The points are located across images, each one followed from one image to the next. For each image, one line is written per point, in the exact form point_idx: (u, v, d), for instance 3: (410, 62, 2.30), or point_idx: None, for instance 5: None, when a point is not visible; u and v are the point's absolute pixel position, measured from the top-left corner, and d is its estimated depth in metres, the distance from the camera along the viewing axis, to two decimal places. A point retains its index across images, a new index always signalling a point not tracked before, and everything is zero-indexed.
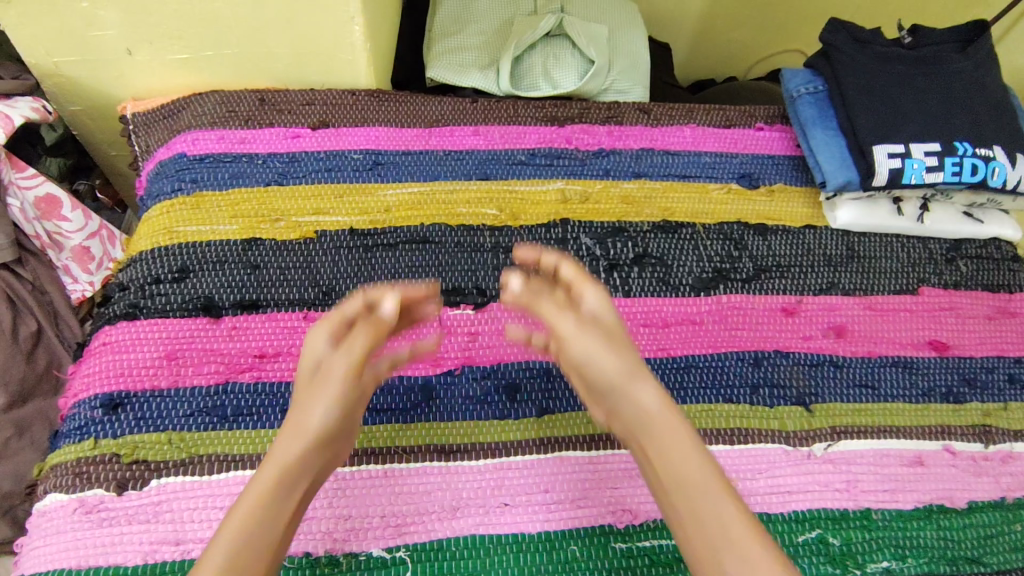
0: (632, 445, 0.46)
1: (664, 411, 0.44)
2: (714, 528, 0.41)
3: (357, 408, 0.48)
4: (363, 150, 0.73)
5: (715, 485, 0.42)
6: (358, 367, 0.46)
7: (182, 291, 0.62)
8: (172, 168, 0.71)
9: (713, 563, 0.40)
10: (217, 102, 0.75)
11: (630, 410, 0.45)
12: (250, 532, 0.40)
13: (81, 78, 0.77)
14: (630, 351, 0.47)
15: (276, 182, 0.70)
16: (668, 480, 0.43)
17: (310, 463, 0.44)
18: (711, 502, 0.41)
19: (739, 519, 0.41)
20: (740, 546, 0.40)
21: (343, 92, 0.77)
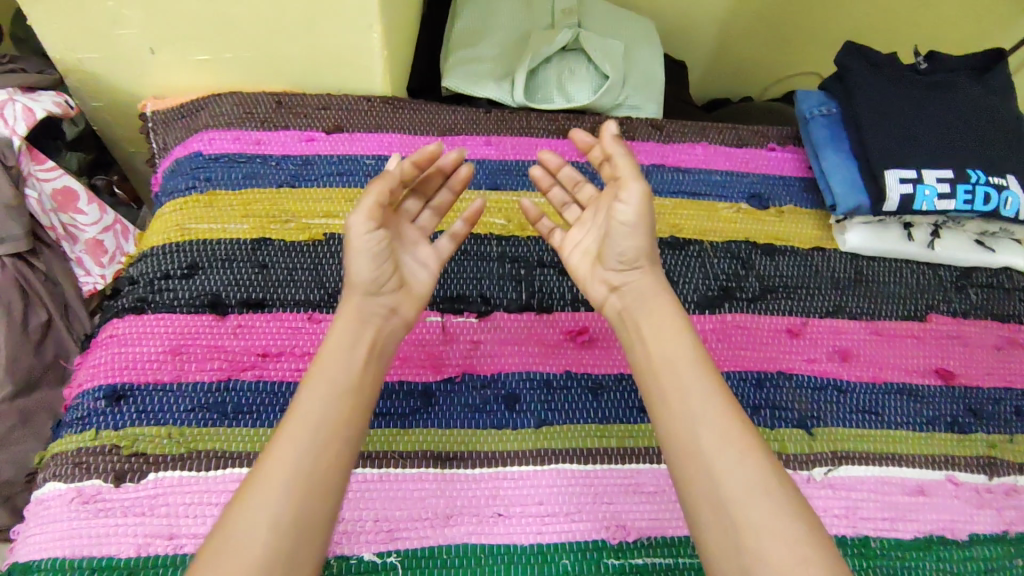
0: (625, 323, 0.57)
1: (654, 300, 0.56)
2: (690, 394, 0.51)
3: (420, 269, 0.59)
4: (376, 156, 0.74)
5: (698, 362, 0.52)
6: (373, 218, 0.54)
7: (190, 287, 0.63)
8: (187, 166, 0.72)
9: (692, 419, 0.50)
10: (234, 103, 0.76)
11: (636, 289, 0.57)
12: (319, 367, 0.51)
13: (104, 75, 0.78)
14: (645, 238, 0.57)
15: (288, 183, 0.71)
16: (657, 352, 0.54)
17: (374, 321, 0.55)
18: (693, 372, 0.52)
19: (715, 388, 0.51)
20: (713, 407, 0.50)
21: (358, 98, 0.78)
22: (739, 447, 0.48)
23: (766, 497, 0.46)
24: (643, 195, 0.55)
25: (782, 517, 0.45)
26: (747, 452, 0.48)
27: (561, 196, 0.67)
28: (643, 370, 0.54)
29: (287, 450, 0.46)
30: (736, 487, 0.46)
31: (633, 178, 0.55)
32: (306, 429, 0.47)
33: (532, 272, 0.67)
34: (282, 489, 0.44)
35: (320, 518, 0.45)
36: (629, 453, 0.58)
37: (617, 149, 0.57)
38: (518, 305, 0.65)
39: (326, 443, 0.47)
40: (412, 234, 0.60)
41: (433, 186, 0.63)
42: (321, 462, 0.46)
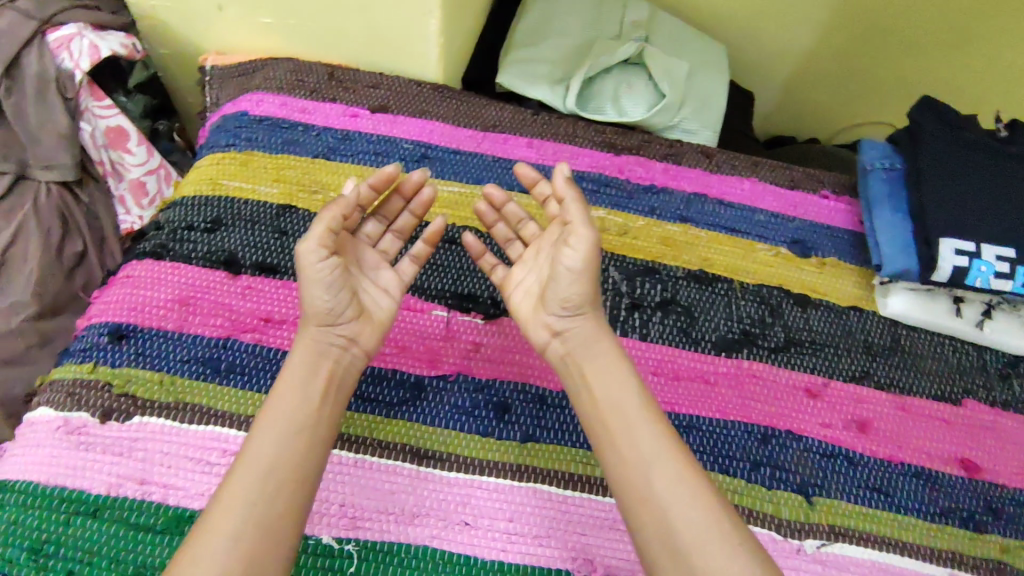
0: (568, 369, 0.56)
1: (602, 346, 0.55)
2: (643, 438, 0.50)
3: (382, 296, 0.58)
4: (415, 141, 0.74)
5: (648, 408, 0.52)
6: (327, 244, 0.53)
7: (210, 242, 0.63)
8: (232, 124, 0.73)
9: (643, 468, 0.49)
10: (289, 71, 0.78)
11: (579, 335, 0.56)
12: (272, 412, 0.50)
13: (173, 24, 0.81)
14: (591, 284, 0.56)
15: (324, 155, 0.71)
16: (605, 401, 0.53)
17: (331, 356, 0.54)
18: (642, 421, 0.51)
19: (664, 433, 0.51)
20: (663, 449, 0.50)
21: (409, 82, 0.78)
22: (693, 489, 0.48)
23: (724, 534, 0.46)
24: (592, 244, 0.54)
25: (737, 552, 0.45)
26: (700, 494, 0.48)
27: (504, 231, 0.65)
28: (594, 421, 0.53)
29: (238, 493, 0.46)
30: (692, 533, 0.46)
31: (584, 226, 0.54)
32: (257, 474, 0.47)
33: None
34: (235, 533, 0.44)
35: (277, 552, 0.45)
36: None
37: (568, 193, 0.56)
38: None
39: (280, 488, 0.47)
40: (372, 258, 0.60)
41: (395, 208, 0.63)
42: (275, 506, 0.46)
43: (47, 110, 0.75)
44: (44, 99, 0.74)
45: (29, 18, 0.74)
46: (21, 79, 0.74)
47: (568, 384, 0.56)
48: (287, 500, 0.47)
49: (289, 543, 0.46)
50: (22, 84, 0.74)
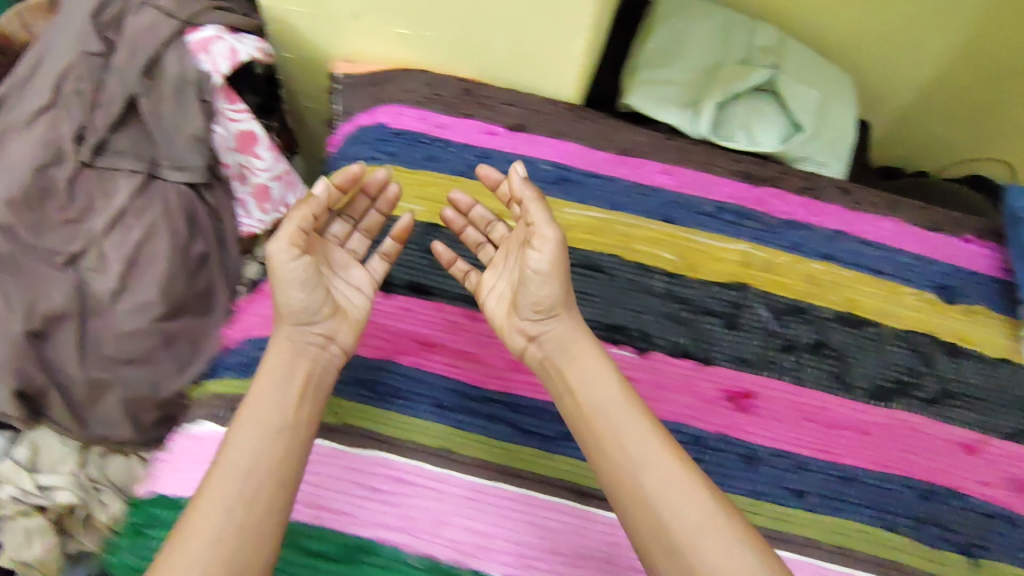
0: (548, 372, 0.53)
1: (586, 346, 0.53)
2: (630, 441, 0.47)
3: (355, 293, 0.57)
4: (554, 163, 0.72)
5: (635, 407, 0.49)
6: (296, 243, 0.51)
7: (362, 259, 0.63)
8: (372, 135, 0.73)
9: (634, 473, 0.46)
10: (424, 83, 0.76)
11: (556, 338, 0.53)
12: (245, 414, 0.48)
13: (305, 30, 0.80)
14: (561, 284, 0.53)
15: (466, 173, 0.70)
16: (587, 404, 0.50)
17: (308, 354, 0.53)
18: (624, 422, 0.48)
19: (652, 431, 0.48)
20: (652, 449, 0.47)
21: (544, 102, 0.76)
22: (683, 486, 0.45)
23: (727, 533, 0.43)
24: (557, 244, 0.51)
25: (740, 551, 0.42)
26: (693, 491, 0.45)
27: (475, 234, 0.63)
28: (579, 425, 0.50)
29: (217, 498, 0.44)
30: (683, 526, 0.43)
31: (548, 228, 0.51)
32: (229, 477, 0.45)
33: (696, 318, 0.65)
34: (211, 541, 0.42)
35: (260, 552, 0.43)
36: (778, 538, 0.55)
37: (525, 191, 0.52)
38: (679, 351, 0.62)
39: (259, 491, 0.45)
40: (342, 257, 0.58)
41: (361, 208, 0.62)
42: (254, 508, 0.44)
43: (183, 113, 0.74)
44: (182, 102, 0.74)
45: (169, 18, 0.73)
46: (161, 80, 0.73)
47: (553, 387, 0.53)
48: (258, 495, 0.45)
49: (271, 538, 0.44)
50: (161, 86, 0.74)
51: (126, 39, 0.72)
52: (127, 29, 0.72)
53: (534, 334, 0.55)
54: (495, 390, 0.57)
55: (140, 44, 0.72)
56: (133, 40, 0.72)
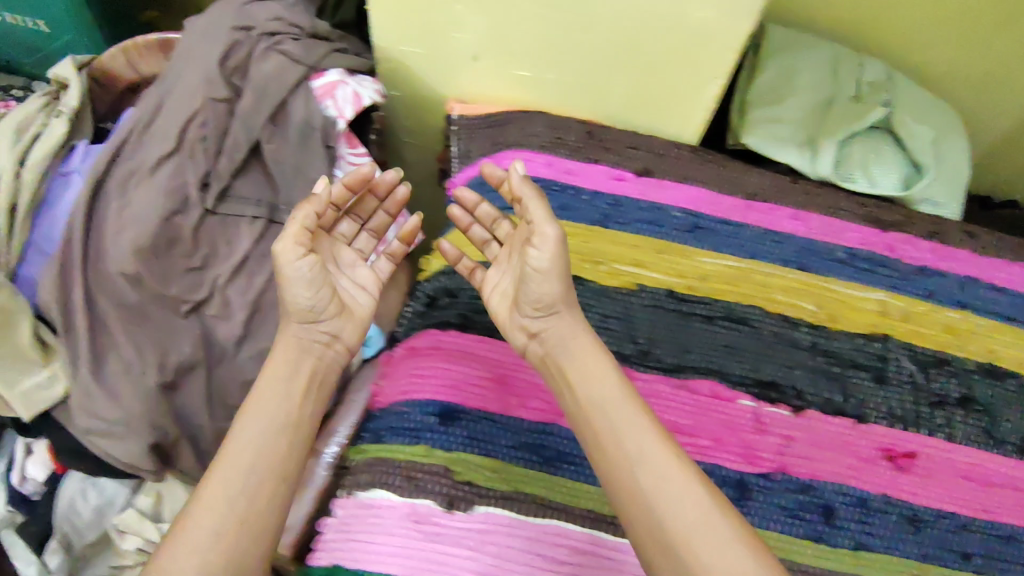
0: (550, 368, 0.56)
1: (586, 345, 0.55)
2: (630, 437, 0.49)
3: (359, 292, 0.66)
4: (684, 210, 0.72)
5: (636, 406, 0.51)
6: (302, 245, 0.58)
7: None
8: (500, 183, 0.72)
9: (631, 469, 0.47)
10: (547, 126, 0.75)
11: (556, 334, 0.56)
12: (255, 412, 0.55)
13: (419, 69, 0.80)
14: (562, 284, 0.56)
15: (600, 223, 0.70)
16: (588, 400, 0.52)
17: (313, 351, 0.61)
18: (632, 420, 0.50)
19: (653, 430, 0.50)
20: (653, 448, 0.48)
21: (668, 145, 0.76)
22: (679, 486, 0.46)
23: (717, 530, 0.44)
24: (557, 242, 0.54)
25: (728, 548, 0.43)
26: (691, 490, 0.46)
27: (481, 232, 0.67)
28: (580, 421, 0.52)
29: (222, 489, 0.50)
30: (681, 526, 0.45)
31: (547, 226, 0.54)
32: (239, 470, 0.51)
33: (846, 372, 0.64)
34: (214, 530, 0.48)
35: (262, 540, 0.49)
36: None
37: (527, 195, 0.55)
38: (833, 408, 0.62)
39: (263, 483, 0.51)
40: (349, 257, 0.67)
41: (370, 208, 0.71)
42: (257, 501, 0.50)
43: (305, 156, 0.73)
44: (306, 148, 0.73)
45: (296, 63, 0.72)
46: (287, 126, 0.73)
47: (553, 381, 0.56)
48: (261, 485, 0.51)
49: (270, 522, 0.50)
50: (287, 131, 0.73)
51: (253, 84, 0.71)
52: (253, 73, 0.71)
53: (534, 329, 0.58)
54: None
55: (267, 90, 0.71)
56: (261, 85, 0.71)
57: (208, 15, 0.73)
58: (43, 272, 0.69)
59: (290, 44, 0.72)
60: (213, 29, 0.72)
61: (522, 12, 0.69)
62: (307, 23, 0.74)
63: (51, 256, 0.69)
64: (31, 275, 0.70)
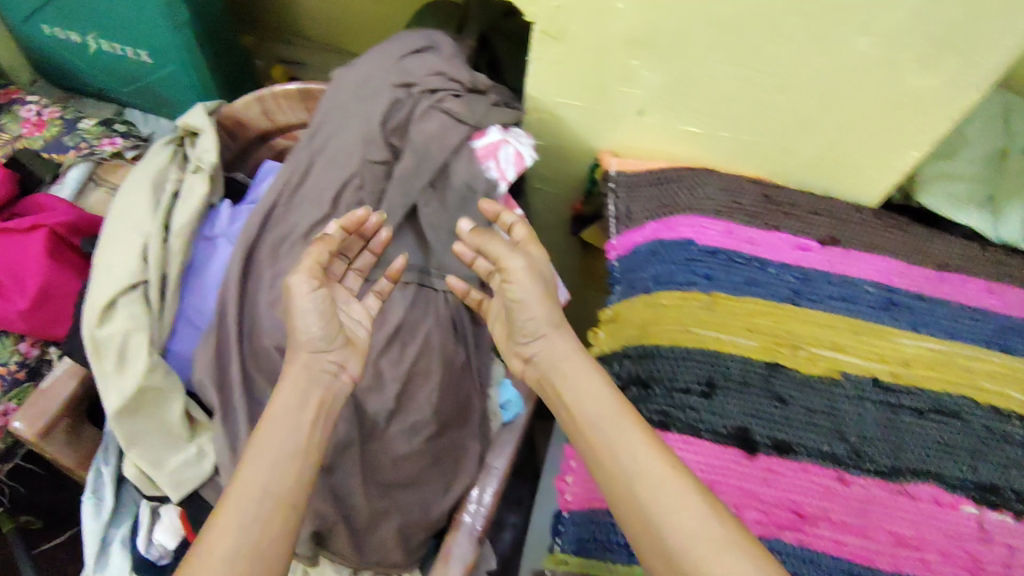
0: (551, 391, 0.58)
1: (581, 364, 0.57)
2: (621, 451, 0.50)
3: (357, 326, 0.63)
4: (876, 283, 0.67)
5: (632, 422, 0.52)
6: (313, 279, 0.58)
7: (713, 412, 0.58)
8: (679, 254, 0.67)
9: (629, 481, 0.49)
10: (720, 187, 0.71)
11: (548, 355, 0.59)
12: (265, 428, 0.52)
13: (571, 120, 0.75)
14: (549, 308, 0.60)
15: (792, 300, 0.65)
16: (585, 419, 0.54)
17: (323, 381, 0.57)
18: (626, 434, 0.51)
19: (646, 441, 0.50)
20: (647, 460, 0.49)
21: (850, 209, 0.71)
22: (679, 496, 0.47)
23: (717, 539, 0.45)
24: (524, 270, 0.60)
25: (731, 556, 0.44)
26: (686, 499, 0.47)
27: (485, 264, 0.66)
28: (583, 438, 0.53)
29: (234, 517, 0.47)
30: (685, 536, 0.45)
31: (512, 258, 0.60)
32: (250, 498, 0.48)
33: None
34: (228, 560, 0.45)
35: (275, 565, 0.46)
36: None
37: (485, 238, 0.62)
38: None
39: (275, 513, 0.48)
40: (344, 295, 0.64)
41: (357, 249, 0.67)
42: (270, 526, 0.47)
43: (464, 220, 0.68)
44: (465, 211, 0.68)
45: (460, 124, 0.66)
46: (446, 189, 0.68)
47: (552, 402, 0.59)
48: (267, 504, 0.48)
49: (285, 548, 0.47)
50: (446, 194, 0.68)
51: (414, 147, 0.66)
52: (413, 134, 0.66)
53: (531, 349, 0.61)
54: (889, 570, 0.54)
55: (429, 153, 0.66)
56: (422, 148, 0.66)
57: (360, 69, 0.68)
58: (199, 348, 0.65)
59: (453, 102, 0.66)
60: (370, 86, 0.67)
61: (710, 71, 0.64)
62: (467, 76, 0.68)
63: (207, 330, 0.66)
64: (183, 350, 0.66)
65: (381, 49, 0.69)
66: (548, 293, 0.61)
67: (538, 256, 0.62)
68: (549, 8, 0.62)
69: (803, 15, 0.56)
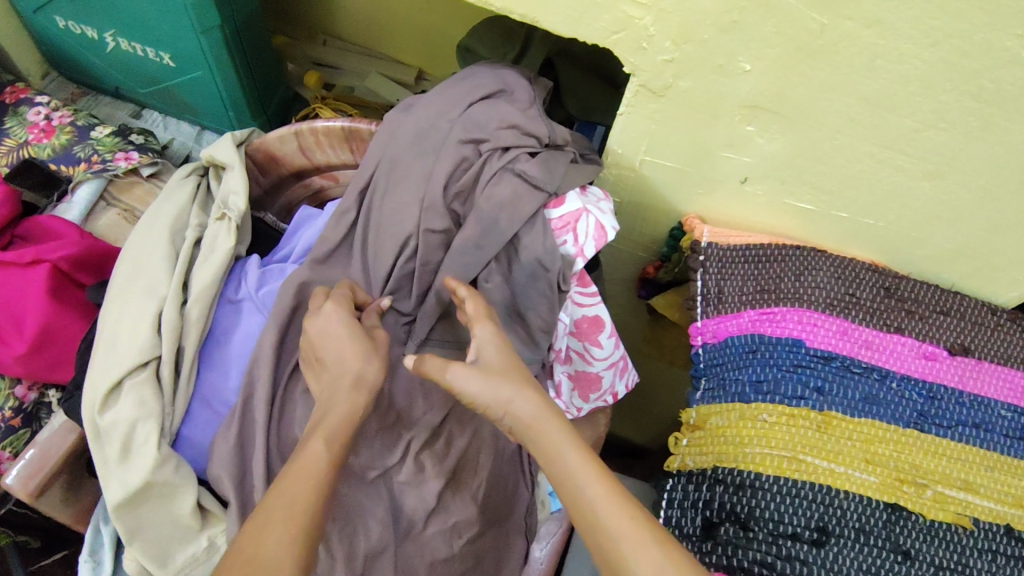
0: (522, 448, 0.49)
1: (542, 415, 0.48)
2: (583, 504, 0.44)
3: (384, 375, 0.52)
4: (1013, 406, 0.57)
5: (590, 469, 0.45)
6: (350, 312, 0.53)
7: (825, 566, 0.49)
8: (786, 359, 0.57)
9: (592, 532, 0.44)
10: (833, 276, 0.60)
11: (522, 416, 0.48)
12: (278, 508, 0.42)
13: (658, 183, 0.64)
14: (505, 379, 0.49)
15: (917, 424, 0.55)
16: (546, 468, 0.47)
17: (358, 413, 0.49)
18: (583, 477, 0.45)
19: (600, 480, 0.45)
20: (604, 510, 0.44)
21: (982, 308, 0.60)
22: (636, 542, 0.42)
23: None
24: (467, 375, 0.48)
25: None
26: (644, 547, 0.42)
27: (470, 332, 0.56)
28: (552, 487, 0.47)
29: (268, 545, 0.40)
30: None
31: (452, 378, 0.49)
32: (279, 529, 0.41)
33: None
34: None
35: None
36: None
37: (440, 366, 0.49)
38: None
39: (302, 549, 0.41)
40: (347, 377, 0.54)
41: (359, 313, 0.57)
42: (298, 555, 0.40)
43: (530, 291, 0.58)
44: (533, 290, 0.58)
45: (536, 190, 0.56)
46: (517, 267, 0.57)
47: None
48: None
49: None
50: (518, 274, 0.58)
51: (480, 215, 0.56)
52: (480, 200, 0.56)
53: (505, 422, 0.49)
54: None
55: (497, 224, 0.56)
56: (490, 217, 0.55)
57: (419, 118, 0.59)
58: (219, 437, 0.56)
59: (529, 163, 0.56)
60: (433, 141, 0.58)
61: (843, 148, 0.53)
62: (546, 129, 0.58)
63: (230, 416, 0.56)
64: (197, 438, 0.57)
65: (445, 94, 0.59)
66: (500, 367, 0.50)
67: (485, 337, 0.51)
68: (656, 60, 0.53)
69: (977, 100, 0.46)
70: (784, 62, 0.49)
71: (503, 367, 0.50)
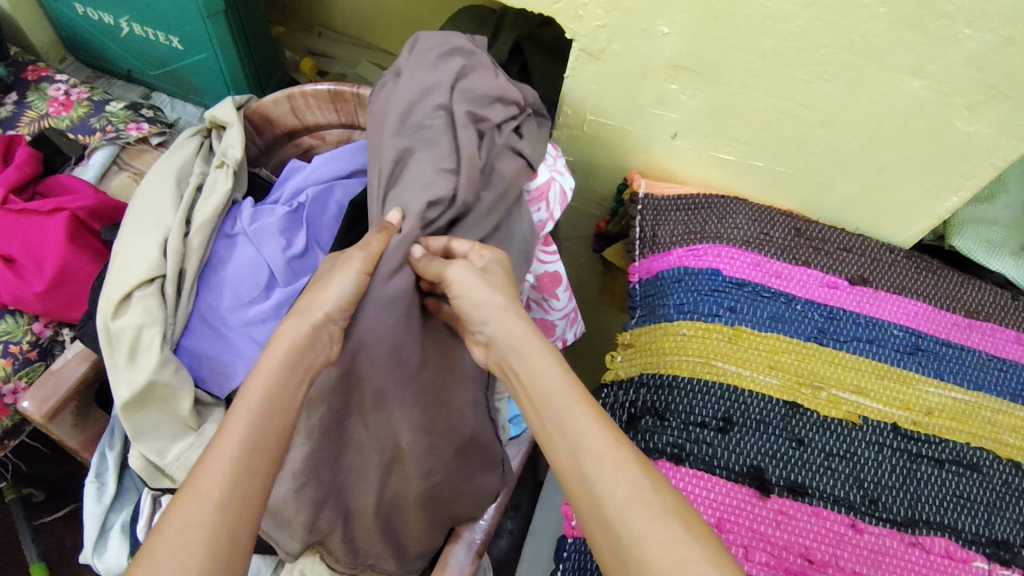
0: (506, 370, 0.54)
1: (524, 336, 0.52)
2: (558, 426, 0.47)
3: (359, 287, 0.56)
4: (905, 327, 0.65)
5: (575, 396, 0.48)
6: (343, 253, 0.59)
7: (729, 448, 0.58)
8: (705, 285, 0.65)
9: (574, 454, 0.45)
10: (752, 219, 0.69)
11: (505, 335, 0.53)
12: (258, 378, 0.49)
13: (603, 139, 0.73)
14: (498, 291, 0.55)
15: (817, 338, 0.64)
16: (535, 385, 0.50)
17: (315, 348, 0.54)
18: (564, 408, 0.47)
19: (588, 413, 0.47)
20: (591, 435, 0.46)
21: (881, 247, 0.70)
22: (620, 461, 0.44)
23: (655, 507, 0.42)
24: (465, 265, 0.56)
25: (667, 522, 0.41)
26: (627, 469, 0.44)
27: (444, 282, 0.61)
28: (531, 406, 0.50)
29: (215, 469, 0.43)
30: (618, 501, 0.42)
31: (453, 272, 0.55)
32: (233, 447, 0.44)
33: None
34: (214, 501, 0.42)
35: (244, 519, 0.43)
36: None
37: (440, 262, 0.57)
38: None
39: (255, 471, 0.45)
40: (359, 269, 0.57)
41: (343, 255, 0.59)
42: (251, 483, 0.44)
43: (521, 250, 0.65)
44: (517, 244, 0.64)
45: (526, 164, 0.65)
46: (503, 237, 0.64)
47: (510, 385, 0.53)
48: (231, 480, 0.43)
49: (250, 500, 0.43)
50: (505, 242, 0.64)
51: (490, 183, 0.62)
52: (489, 170, 0.63)
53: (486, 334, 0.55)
54: None
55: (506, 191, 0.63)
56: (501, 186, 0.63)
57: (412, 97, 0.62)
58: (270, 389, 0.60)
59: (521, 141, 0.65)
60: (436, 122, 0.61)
61: (752, 101, 0.63)
62: (518, 95, 0.66)
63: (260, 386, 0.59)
64: (195, 347, 0.66)
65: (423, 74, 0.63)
66: (498, 279, 0.57)
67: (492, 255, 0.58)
68: (591, 27, 0.62)
69: (852, 52, 0.56)
70: (696, 24, 0.58)
71: (499, 279, 0.57)
